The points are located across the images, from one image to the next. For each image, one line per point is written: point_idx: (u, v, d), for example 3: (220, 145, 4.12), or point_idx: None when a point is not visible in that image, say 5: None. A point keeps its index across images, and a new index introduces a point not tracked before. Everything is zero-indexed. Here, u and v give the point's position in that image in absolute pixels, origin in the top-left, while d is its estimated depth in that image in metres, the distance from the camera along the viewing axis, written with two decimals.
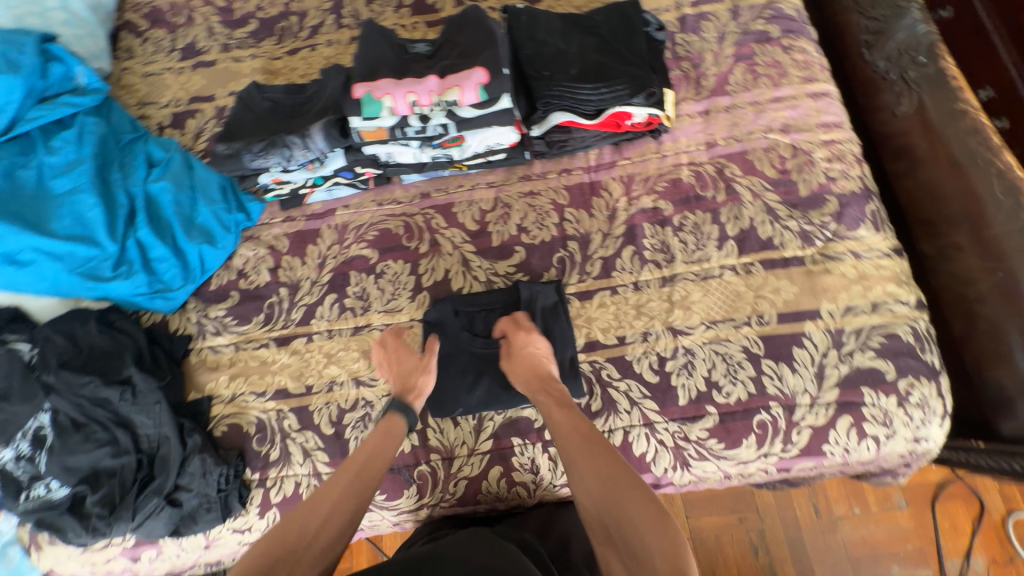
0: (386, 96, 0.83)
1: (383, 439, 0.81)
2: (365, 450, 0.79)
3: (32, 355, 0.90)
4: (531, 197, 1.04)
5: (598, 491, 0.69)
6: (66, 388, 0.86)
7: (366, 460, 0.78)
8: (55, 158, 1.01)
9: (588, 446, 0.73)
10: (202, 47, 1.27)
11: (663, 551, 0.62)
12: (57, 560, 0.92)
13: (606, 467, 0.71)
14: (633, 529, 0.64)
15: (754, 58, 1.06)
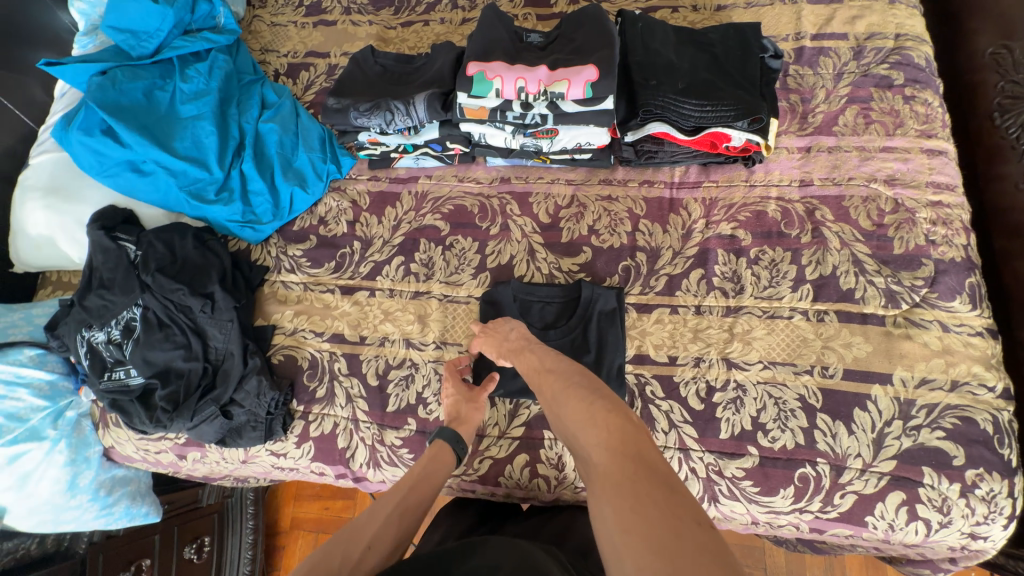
0: (496, 78, 0.86)
1: (432, 462, 0.81)
2: (415, 471, 0.80)
3: (136, 255, 1.00)
4: (608, 201, 1.04)
5: (551, 409, 0.74)
6: (158, 290, 0.95)
7: (416, 479, 0.78)
8: (186, 85, 1.10)
9: (536, 373, 0.79)
10: (326, 6, 1.35)
11: (596, 443, 0.64)
12: (118, 440, 1.02)
13: (549, 385, 0.75)
14: (576, 432, 0.67)
15: (870, 103, 1.01)
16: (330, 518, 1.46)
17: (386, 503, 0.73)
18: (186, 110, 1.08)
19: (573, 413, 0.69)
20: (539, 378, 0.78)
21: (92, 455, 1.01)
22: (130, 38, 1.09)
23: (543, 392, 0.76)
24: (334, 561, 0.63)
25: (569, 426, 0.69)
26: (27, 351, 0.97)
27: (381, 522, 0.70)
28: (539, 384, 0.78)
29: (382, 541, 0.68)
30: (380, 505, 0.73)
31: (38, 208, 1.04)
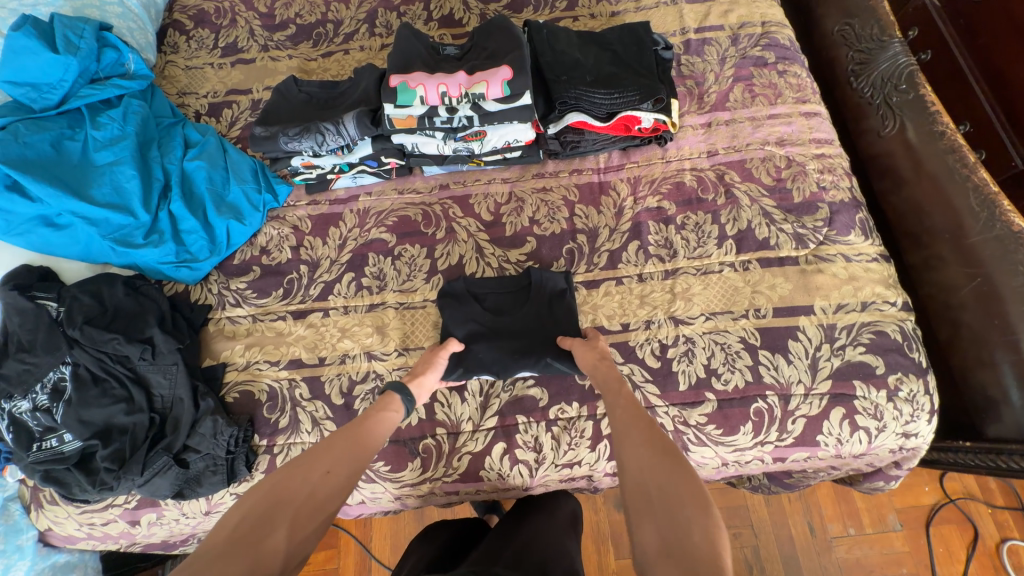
0: (419, 86, 0.89)
1: (384, 406, 0.82)
2: (369, 414, 0.81)
3: (59, 312, 0.93)
4: (543, 193, 1.11)
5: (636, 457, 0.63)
6: (89, 343, 0.89)
7: (369, 418, 0.80)
8: (99, 132, 1.06)
9: (630, 422, 0.69)
10: (242, 46, 1.36)
11: (706, 528, 0.52)
12: (56, 520, 0.92)
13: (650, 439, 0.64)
14: (674, 502, 0.55)
15: (752, 79, 1.16)
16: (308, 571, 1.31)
17: (340, 435, 0.75)
18: (102, 157, 1.04)
19: (669, 480, 0.58)
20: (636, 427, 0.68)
21: (26, 543, 0.91)
22: (31, 91, 1.04)
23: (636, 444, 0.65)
24: (294, 485, 0.66)
25: (658, 489, 0.57)
26: None
27: (337, 453, 0.72)
28: (631, 433, 0.67)
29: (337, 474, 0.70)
30: (334, 442, 0.74)
31: None
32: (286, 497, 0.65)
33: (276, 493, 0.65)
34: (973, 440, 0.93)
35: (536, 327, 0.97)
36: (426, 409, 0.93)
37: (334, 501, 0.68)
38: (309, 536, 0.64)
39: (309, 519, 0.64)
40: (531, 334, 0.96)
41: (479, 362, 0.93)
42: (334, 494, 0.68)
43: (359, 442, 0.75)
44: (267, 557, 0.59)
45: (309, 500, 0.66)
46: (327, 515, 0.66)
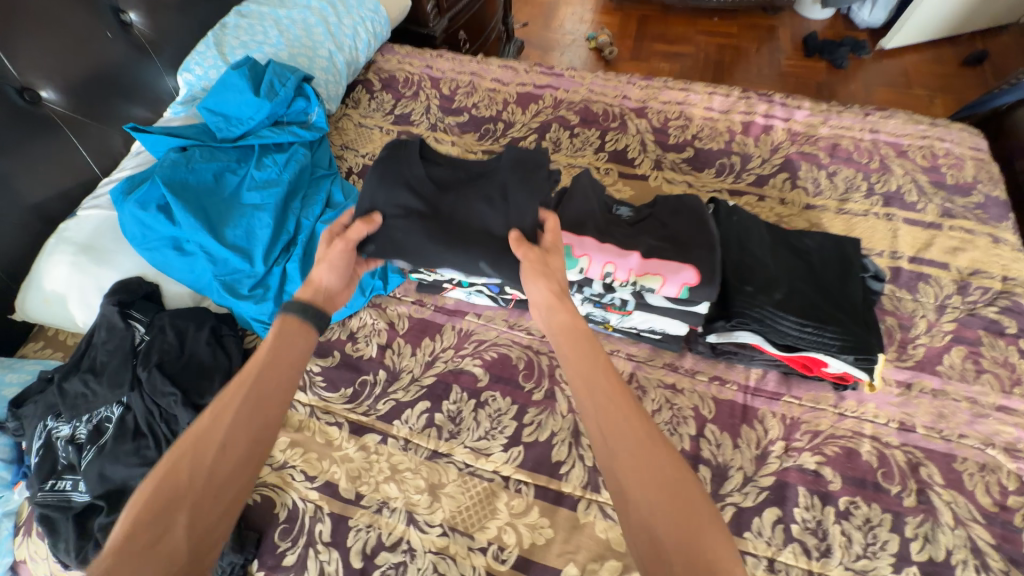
0: (584, 256, 0.76)
1: (283, 340, 0.65)
2: (262, 352, 0.63)
3: (141, 341, 0.90)
4: (671, 391, 0.92)
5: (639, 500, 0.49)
6: (149, 391, 0.84)
7: (265, 359, 0.62)
8: (259, 173, 1.08)
9: (625, 441, 0.53)
10: (415, 119, 1.39)
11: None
12: (33, 556, 0.82)
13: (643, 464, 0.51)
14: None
15: (978, 347, 0.91)
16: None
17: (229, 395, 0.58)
18: (250, 197, 1.04)
19: (698, 545, 0.46)
20: (633, 463, 0.51)
21: None
22: (221, 121, 1.09)
23: (648, 490, 0.50)
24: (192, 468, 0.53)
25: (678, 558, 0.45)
26: None
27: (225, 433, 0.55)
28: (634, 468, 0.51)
29: (233, 453, 0.55)
30: (230, 397, 0.58)
31: (64, 265, 0.98)
32: (176, 489, 0.51)
33: (161, 484, 0.51)
34: None
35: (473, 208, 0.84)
36: None
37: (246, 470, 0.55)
38: (224, 515, 0.53)
39: (212, 506, 0.52)
40: (468, 219, 0.84)
41: (394, 242, 0.81)
42: (247, 462, 0.56)
43: (261, 394, 0.59)
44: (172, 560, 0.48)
45: (209, 484, 0.53)
46: (235, 493, 0.54)
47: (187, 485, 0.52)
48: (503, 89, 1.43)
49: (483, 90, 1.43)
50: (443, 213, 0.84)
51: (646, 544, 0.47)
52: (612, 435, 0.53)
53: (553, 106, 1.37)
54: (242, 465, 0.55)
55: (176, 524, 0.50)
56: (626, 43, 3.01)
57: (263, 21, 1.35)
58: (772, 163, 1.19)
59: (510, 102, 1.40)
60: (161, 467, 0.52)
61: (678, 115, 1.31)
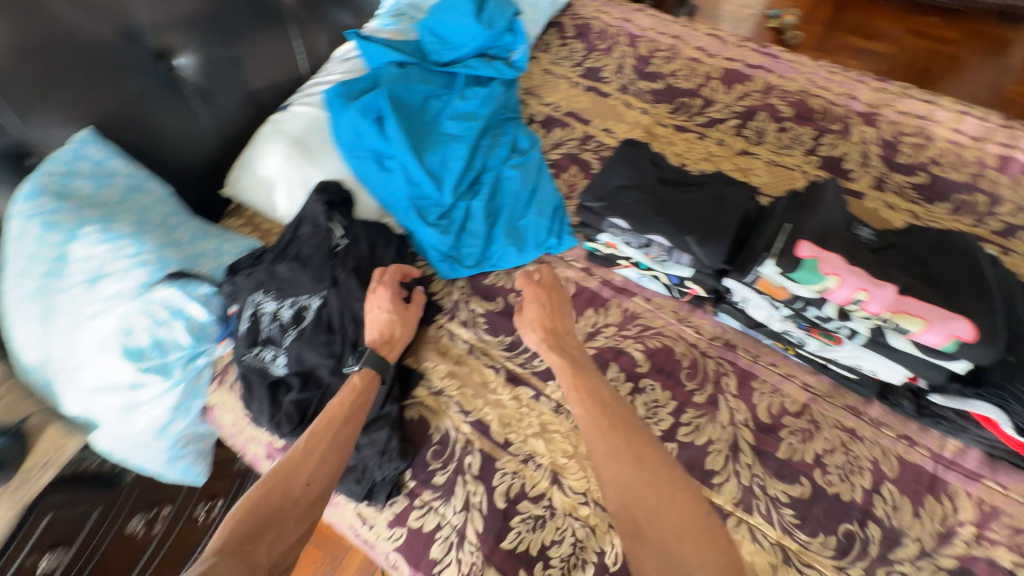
0: (834, 276, 0.68)
1: (354, 401, 0.78)
2: (334, 411, 0.75)
3: (339, 243, 0.96)
4: (850, 437, 0.84)
5: (619, 484, 0.63)
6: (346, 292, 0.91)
7: (347, 409, 0.76)
8: (461, 103, 1.07)
9: (607, 448, 0.67)
10: (605, 76, 1.31)
11: (703, 562, 0.56)
12: (222, 404, 0.97)
13: (632, 455, 0.66)
14: (669, 547, 0.57)
15: None
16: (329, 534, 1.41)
17: (303, 450, 0.70)
18: (450, 127, 1.05)
19: (677, 516, 0.60)
20: (613, 454, 0.66)
21: (194, 406, 0.95)
22: (436, 43, 1.10)
23: (623, 465, 0.65)
24: (274, 499, 0.65)
25: (654, 525, 0.59)
26: (203, 287, 0.91)
27: (306, 476, 0.68)
28: (614, 453, 0.66)
29: (297, 507, 0.66)
30: (316, 441, 0.71)
31: (279, 153, 1.05)
32: (269, 510, 0.64)
33: (261, 502, 0.64)
34: None
35: (697, 201, 0.88)
36: None
37: (318, 509, 0.68)
38: (289, 549, 0.64)
39: (295, 524, 0.65)
40: (691, 206, 0.87)
41: (622, 206, 0.89)
42: (319, 501, 0.68)
43: (332, 439, 0.72)
44: (254, 565, 0.59)
45: (292, 512, 0.65)
46: (309, 517, 0.66)
47: (275, 507, 0.65)
48: (707, 61, 1.30)
49: (684, 58, 1.31)
50: (663, 196, 0.89)
51: (628, 521, 0.61)
52: (601, 442, 0.68)
53: (762, 91, 1.23)
54: (321, 479, 0.69)
55: (260, 541, 0.61)
56: (813, 29, 2.63)
57: None
58: None
59: (713, 77, 1.27)
60: (259, 490, 0.65)
61: (917, 131, 1.12)
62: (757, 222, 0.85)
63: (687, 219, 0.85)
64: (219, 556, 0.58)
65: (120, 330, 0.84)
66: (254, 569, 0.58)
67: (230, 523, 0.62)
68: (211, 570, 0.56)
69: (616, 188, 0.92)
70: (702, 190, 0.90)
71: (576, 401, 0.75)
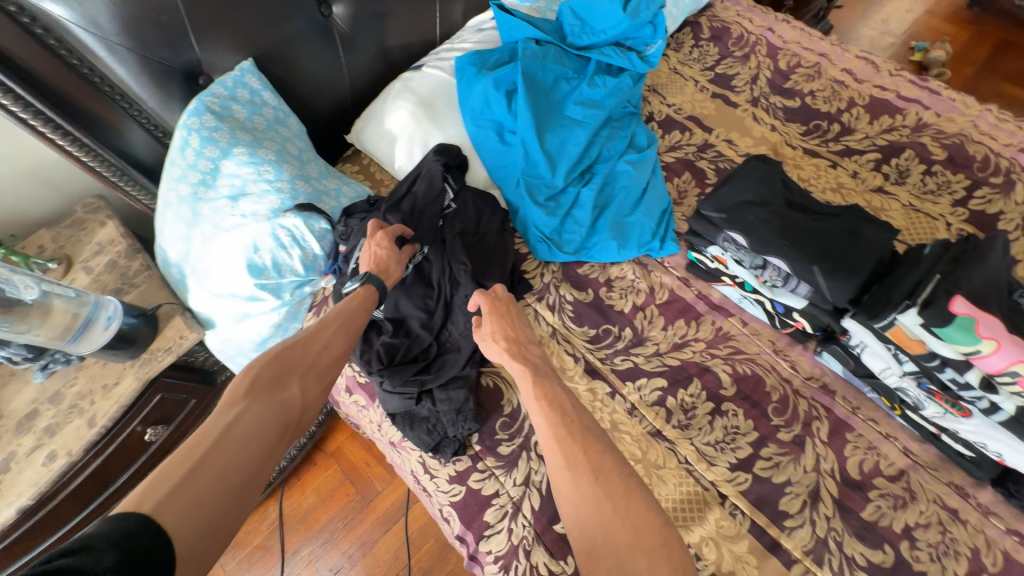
0: (992, 341, 0.63)
1: (367, 297, 0.80)
2: (351, 304, 0.78)
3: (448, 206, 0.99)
4: (951, 517, 0.77)
5: (575, 502, 0.59)
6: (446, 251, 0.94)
7: (358, 297, 0.79)
8: (589, 90, 1.06)
9: (563, 457, 0.62)
10: (736, 85, 1.24)
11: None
12: None
13: (589, 467, 0.60)
14: (623, 560, 0.54)
15: None
16: (363, 474, 1.49)
17: (325, 322, 0.73)
18: (574, 111, 1.05)
19: (632, 530, 0.56)
20: (567, 467, 0.61)
21: (292, 330, 1.03)
22: (576, 26, 1.09)
23: (579, 474, 0.60)
24: (297, 355, 0.68)
25: (609, 543, 0.55)
26: (322, 223, 0.97)
27: (326, 340, 0.72)
28: (569, 466, 0.61)
29: (323, 365, 0.70)
30: (333, 318, 0.74)
31: (407, 110, 1.09)
32: (292, 362, 0.67)
33: (282, 359, 0.66)
34: None
35: (829, 231, 0.82)
36: None
37: (334, 371, 0.72)
38: (317, 397, 0.68)
39: (317, 381, 0.69)
40: (822, 235, 0.81)
41: (745, 221, 0.85)
42: (334, 365, 0.72)
43: (345, 325, 0.75)
44: (285, 407, 0.63)
45: (314, 368, 0.69)
46: (331, 377, 0.71)
47: (299, 361, 0.68)
48: (854, 86, 1.20)
49: (828, 78, 1.22)
50: (791, 218, 0.84)
51: (583, 539, 0.57)
52: (555, 451, 0.63)
53: (913, 128, 1.12)
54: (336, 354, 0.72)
55: (289, 387, 0.65)
56: (964, 70, 2.35)
57: None
58: None
59: (858, 104, 1.17)
60: (280, 348, 0.67)
61: None
62: (892, 269, 0.78)
63: (816, 247, 0.80)
64: (251, 399, 0.60)
65: (250, 246, 0.92)
66: (288, 411, 0.63)
67: (249, 372, 0.63)
68: (246, 409, 0.59)
69: (740, 201, 0.88)
70: (834, 221, 0.84)
71: (534, 403, 0.68)
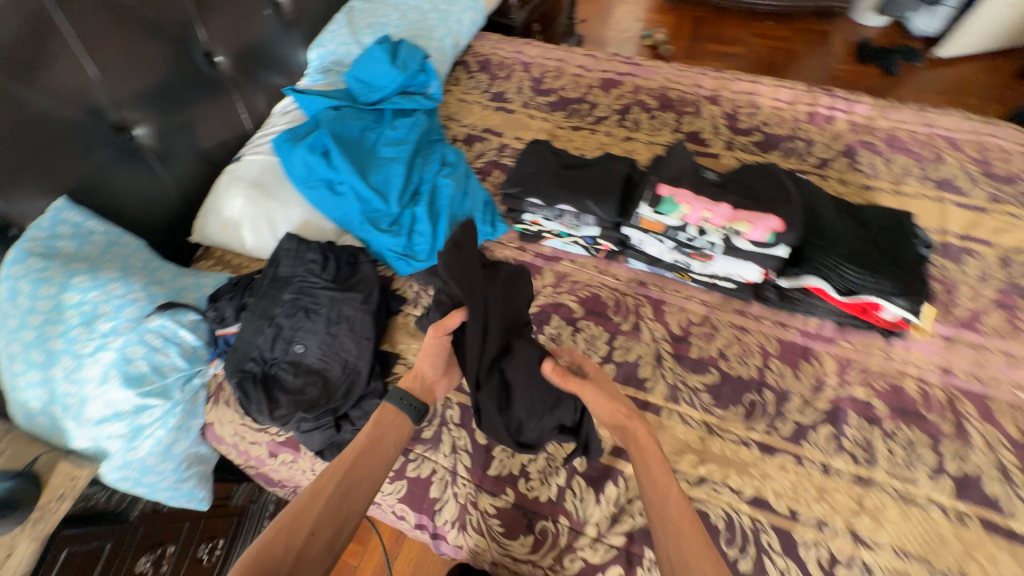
0: (686, 204, 0.95)
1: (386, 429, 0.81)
2: (363, 440, 0.79)
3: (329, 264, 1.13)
4: (741, 331, 1.08)
5: (676, 555, 0.68)
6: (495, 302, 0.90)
7: (360, 450, 0.78)
8: (392, 132, 1.29)
9: (674, 541, 0.70)
10: (509, 97, 1.58)
11: None
12: (221, 419, 1.07)
13: (697, 554, 0.68)
14: None
15: (1016, 312, 1.05)
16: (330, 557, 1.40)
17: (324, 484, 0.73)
18: (386, 152, 1.26)
19: None
20: (678, 529, 0.71)
21: (193, 426, 1.07)
22: (363, 88, 1.32)
23: (683, 529, 0.71)
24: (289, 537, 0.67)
25: None
26: (191, 314, 1.06)
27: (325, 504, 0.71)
28: (672, 532, 0.71)
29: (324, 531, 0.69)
30: (327, 482, 0.73)
31: (239, 196, 1.21)
32: (280, 545, 0.66)
33: (264, 548, 0.66)
34: None
35: (590, 174, 1.12)
36: (557, 491, 0.91)
37: (333, 546, 0.69)
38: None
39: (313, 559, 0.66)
40: (586, 178, 1.11)
41: (535, 187, 1.11)
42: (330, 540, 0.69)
43: (365, 470, 0.76)
44: None
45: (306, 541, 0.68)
46: (326, 551, 0.68)
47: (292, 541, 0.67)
48: (588, 74, 1.61)
49: (569, 75, 1.62)
50: (563, 175, 1.13)
51: None
52: (668, 532, 0.71)
53: (633, 91, 1.55)
54: (357, 507, 0.73)
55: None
56: (681, 42, 3.15)
57: (384, 6, 1.59)
58: (834, 149, 1.34)
59: (594, 86, 1.58)
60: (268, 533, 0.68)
61: (748, 103, 1.47)
62: (635, 185, 1.10)
63: (584, 188, 1.09)
64: None
65: (120, 361, 0.94)
66: None
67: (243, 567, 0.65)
68: None
69: (528, 174, 1.15)
70: (593, 166, 1.15)
71: (660, 497, 0.74)
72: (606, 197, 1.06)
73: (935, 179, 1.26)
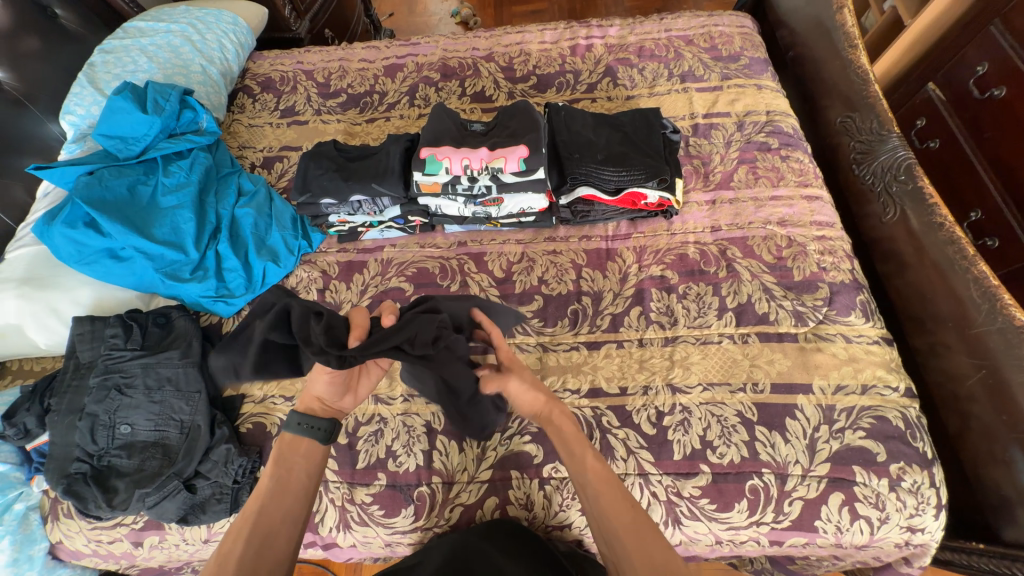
0: (445, 159, 1.07)
1: (284, 460, 0.76)
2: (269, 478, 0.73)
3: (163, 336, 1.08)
4: (553, 255, 1.18)
5: (597, 509, 0.70)
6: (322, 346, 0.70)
7: (271, 486, 0.73)
8: (168, 179, 1.22)
9: (600, 501, 0.70)
10: (299, 109, 1.55)
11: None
12: (67, 534, 0.98)
13: (624, 508, 0.69)
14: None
15: (755, 162, 1.25)
16: None
17: (235, 535, 0.67)
18: (167, 201, 1.19)
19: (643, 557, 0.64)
20: (598, 488, 0.71)
21: (37, 553, 0.96)
22: (119, 143, 1.23)
23: (602, 490, 0.71)
24: None
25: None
26: None
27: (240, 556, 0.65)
28: (592, 491, 0.71)
29: None
30: (240, 527, 0.68)
31: (9, 297, 1.08)
32: None
33: None
34: (988, 542, 0.90)
35: (371, 159, 1.15)
36: (424, 456, 0.96)
37: None
38: None
39: None
40: (368, 163, 1.14)
41: (322, 187, 1.12)
42: None
43: (278, 520, 0.70)
44: None
45: None
46: None
47: None
48: (371, 66, 1.62)
49: (353, 71, 1.62)
50: (346, 167, 1.15)
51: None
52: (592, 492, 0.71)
53: (416, 71, 1.59)
54: (280, 555, 0.67)
55: None
56: (488, 12, 3.24)
57: (128, 52, 1.47)
58: (597, 72, 1.48)
59: (379, 75, 1.60)
60: None
61: (519, 52, 1.57)
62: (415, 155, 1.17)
63: (368, 173, 1.12)
64: None
65: None
66: None
67: None
68: None
69: (313, 176, 1.15)
70: (375, 150, 1.19)
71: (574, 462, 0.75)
72: (388, 175, 1.10)
73: (681, 73, 1.44)
